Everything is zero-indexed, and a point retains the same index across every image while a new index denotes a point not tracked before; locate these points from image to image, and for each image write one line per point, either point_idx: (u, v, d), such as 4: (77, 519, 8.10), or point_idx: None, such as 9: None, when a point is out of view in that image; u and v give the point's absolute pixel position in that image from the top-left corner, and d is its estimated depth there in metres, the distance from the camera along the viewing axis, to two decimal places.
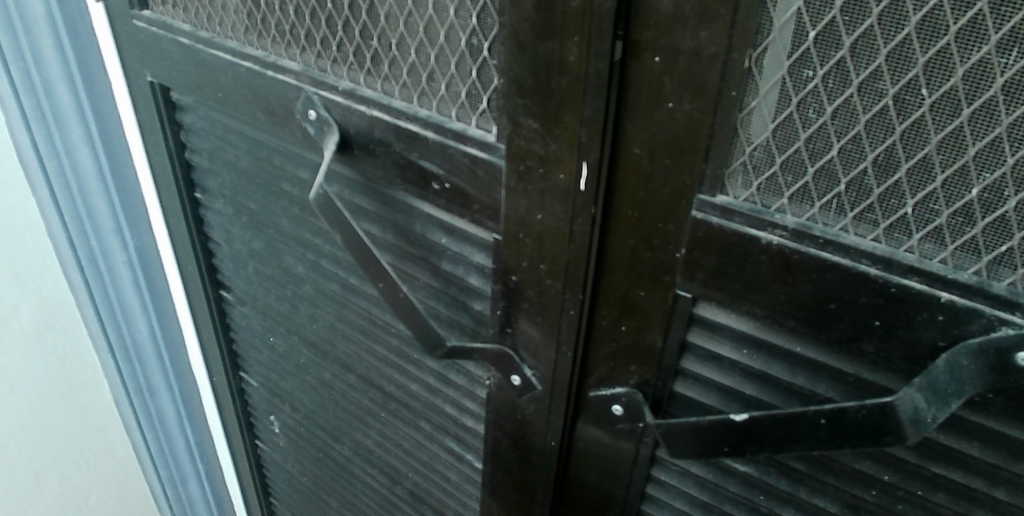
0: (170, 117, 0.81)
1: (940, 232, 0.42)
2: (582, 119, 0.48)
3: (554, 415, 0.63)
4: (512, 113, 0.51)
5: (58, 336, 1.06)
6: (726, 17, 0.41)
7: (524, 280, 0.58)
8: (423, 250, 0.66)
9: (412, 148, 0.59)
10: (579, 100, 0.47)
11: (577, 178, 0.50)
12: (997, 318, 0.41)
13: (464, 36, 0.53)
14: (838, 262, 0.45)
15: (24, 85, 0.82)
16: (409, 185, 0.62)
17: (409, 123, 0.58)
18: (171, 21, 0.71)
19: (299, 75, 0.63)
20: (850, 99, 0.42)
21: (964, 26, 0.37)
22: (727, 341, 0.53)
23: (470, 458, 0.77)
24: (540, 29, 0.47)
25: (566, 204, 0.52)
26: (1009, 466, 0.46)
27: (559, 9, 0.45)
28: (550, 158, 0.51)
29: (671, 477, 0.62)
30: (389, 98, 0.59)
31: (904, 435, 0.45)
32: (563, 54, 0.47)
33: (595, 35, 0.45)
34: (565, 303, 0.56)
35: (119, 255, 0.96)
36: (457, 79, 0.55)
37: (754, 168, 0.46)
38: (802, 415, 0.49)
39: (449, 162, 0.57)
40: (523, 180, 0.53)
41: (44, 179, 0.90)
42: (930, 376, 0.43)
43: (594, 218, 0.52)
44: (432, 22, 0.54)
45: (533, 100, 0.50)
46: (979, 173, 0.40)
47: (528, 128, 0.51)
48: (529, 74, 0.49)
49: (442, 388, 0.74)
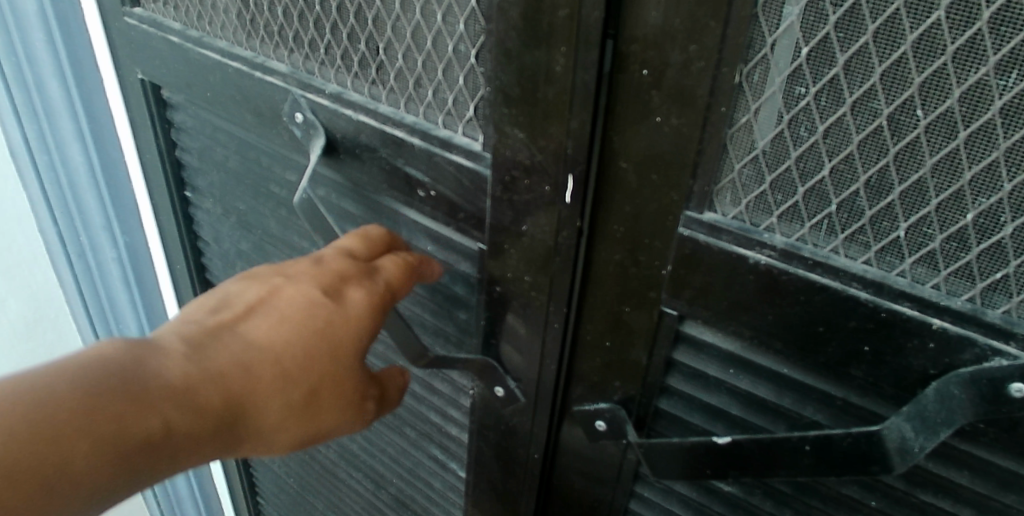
0: (162, 115, 0.80)
1: (933, 257, 0.41)
2: (568, 130, 0.47)
3: (538, 426, 0.62)
4: (498, 123, 0.50)
5: (47, 330, 1.12)
6: (716, 30, 0.40)
7: (510, 290, 0.57)
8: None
9: (398, 154, 0.58)
10: (566, 111, 0.46)
11: (563, 190, 0.49)
12: (990, 348, 0.40)
13: (451, 42, 0.51)
14: (827, 284, 0.44)
15: (16, 81, 0.83)
16: (396, 192, 0.61)
17: (395, 128, 0.57)
18: (161, 18, 0.71)
19: (287, 77, 0.63)
20: (843, 118, 0.40)
21: (962, 46, 0.35)
22: (713, 360, 0.52)
23: (454, 467, 0.76)
24: (527, 36, 0.46)
25: (552, 216, 0.51)
26: (999, 497, 0.44)
27: (548, 15, 0.44)
28: (536, 170, 0.50)
29: (655, 494, 0.61)
30: (377, 103, 0.58)
31: (892, 465, 0.43)
32: (550, 64, 0.46)
33: (582, 45, 0.44)
34: (549, 317, 0.56)
35: (109, 252, 0.97)
36: (444, 86, 0.54)
37: (743, 186, 0.45)
38: (787, 441, 0.48)
39: (435, 169, 0.56)
40: (508, 190, 0.52)
41: (36, 173, 0.91)
42: (919, 405, 0.42)
43: (580, 231, 0.51)
44: (419, 27, 0.53)
45: (519, 109, 0.49)
46: (974, 197, 0.38)
47: (514, 138, 0.50)
48: (515, 83, 0.48)
49: (427, 395, 0.74)
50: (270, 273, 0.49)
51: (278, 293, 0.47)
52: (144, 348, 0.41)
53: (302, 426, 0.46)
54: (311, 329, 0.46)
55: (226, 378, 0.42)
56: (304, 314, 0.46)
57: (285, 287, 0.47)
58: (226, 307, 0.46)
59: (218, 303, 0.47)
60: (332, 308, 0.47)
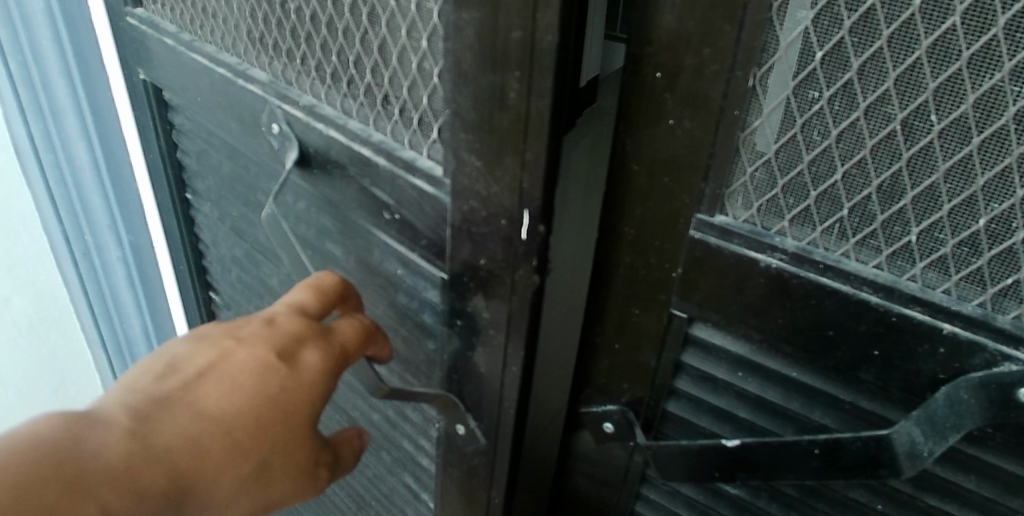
0: (162, 115, 0.80)
1: (944, 262, 0.41)
2: (524, 161, 0.47)
3: (497, 468, 0.63)
4: (456, 148, 0.50)
5: (51, 329, 1.12)
6: (730, 34, 0.40)
7: (474, 319, 0.57)
8: (383, 280, 0.64)
9: (365, 173, 0.58)
10: (522, 141, 0.46)
11: (519, 224, 0.49)
12: (999, 353, 0.40)
13: (416, 59, 0.51)
14: (838, 288, 0.44)
15: (22, 79, 0.83)
16: (366, 212, 0.61)
17: (362, 146, 0.57)
18: (159, 20, 0.71)
19: (265, 86, 0.63)
20: (856, 122, 0.40)
21: (977, 52, 0.35)
22: (722, 363, 0.52)
23: (425, 496, 0.77)
24: (483, 60, 0.45)
25: (508, 251, 0.51)
26: (1005, 501, 0.44)
27: (502, 36, 0.44)
28: (492, 201, 0.50)
29: (660, 496, 0.61)
30: (347, 118, 0.58)
31: (901, 469, 0.44)
32: (504, 89, 0.45)
33: (535, 73, 0.43)
34: (508, 358, 0.56)
35: (114, 251, 0.98)
36: (410, 105, 0.53)
37: (755, 189, 0.45)
38: (796, 444, 0.48)
39: (398, 192, 0.56)
40: (468, 222, 0.52)
41: (41, 171, 0.92)
42: (928, 409, 0.42)
43: (537, 269, 0.51)
44: (385, 41, 0.53)
45: (475, 135, 0.48)
46: (987, 202, 0.38)
47: (472, 165, 0.50)
48: (472, 108, 0.48)
49: (400, 422, 0.75)
50: (220, 335, 0.48)
51: (229, 357, 0.46)
52: (85, 419, 0.39)
53: (257, 496, 0.45)
54: (267, 392, 0.45)
55: (173, 452, 0.40)
56: (260, 380, 0.45)
57: (237, 350, 0.46)
58: (173, 372, 0.45)
59: (166, 370, 0.45)
60: (289, 372, 0.46)
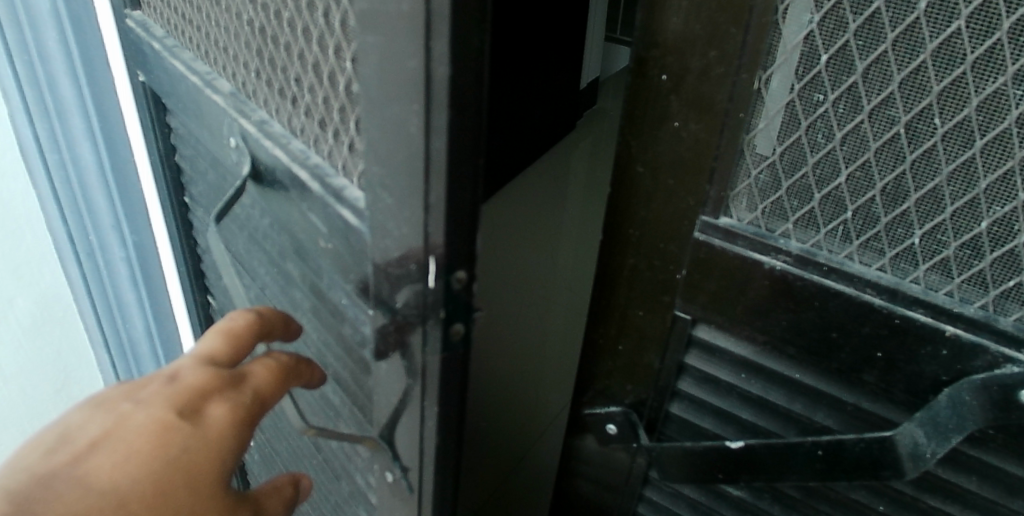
0: (161, 119, 0.81)
1: (947, 264, 0.41)
2: (429, 204, 0.42)
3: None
4: (372, 180, 0.46)
5: (55, 329, 1.03)
6: (736, 36, 0.41)
7: (394, 368, 0.52)
8: (329, 309, 0.61)
9: (304, 197, 0.56)
10: (425, 182, 0.41)
11: (427, 271, 0.45)
12: (1001, 355, 0.40)
13: (343, 79, 0.48)
14: (841, 290, 0.44)
15: (25, 76, 0.81)
16: (310, 237, 0.58)
17: (298, 169, 0.55)
18: (155, 24, 0.74)
19: (227, 98, 0.64)
20: (860, 125, 0.41)
21: (981, 56, 0.35)
22: (726, 365, 0.52)
23: None
24: (387, 86, 0.40)
25: (418, 299, 0.46)
26: (1006, 502, 0.45)
27: (402, 62, 0.38)
28: (402, 243, 0.45)
29: (663, 498, 0.61)
30: (292, 139, 0.57)
31: (904, 471, 0.44)
32: (406, 122, 0.40)
33: (433, 104, 0.38)
34: (425, 411, 0.52)
35: (118, 252, 0.95)
36: (342, 128, 0.50)
37: (759, 191, 0.45)
38: (800, 446, 0.48)
39: (329, 220, 0.53)
40: (384, 262, 0.47)
41: (44, 171, 0.88)
42: (931, 411, 0.42)
43: (447, 319, 0.47)
44: (320, 58, 0.51)
45: (385, 168, 0.44)
46: (989, 206, 0.38)
47: (385, 201, 0.45)
48: (382, 137, 0.43)
49: (354, 456, 0.71)
50: (118, 398, 0.45)
51: (126, 421, 0.43)
52: None
53: None
54: (168, 450, 0.42)
55: None
56: (160, 440, 0.42)
57: (133, 413, 0.44)
58: (62, 445, 0.41)
59: (56, 443, 0.42)
60: (192, 427, 0.44)
